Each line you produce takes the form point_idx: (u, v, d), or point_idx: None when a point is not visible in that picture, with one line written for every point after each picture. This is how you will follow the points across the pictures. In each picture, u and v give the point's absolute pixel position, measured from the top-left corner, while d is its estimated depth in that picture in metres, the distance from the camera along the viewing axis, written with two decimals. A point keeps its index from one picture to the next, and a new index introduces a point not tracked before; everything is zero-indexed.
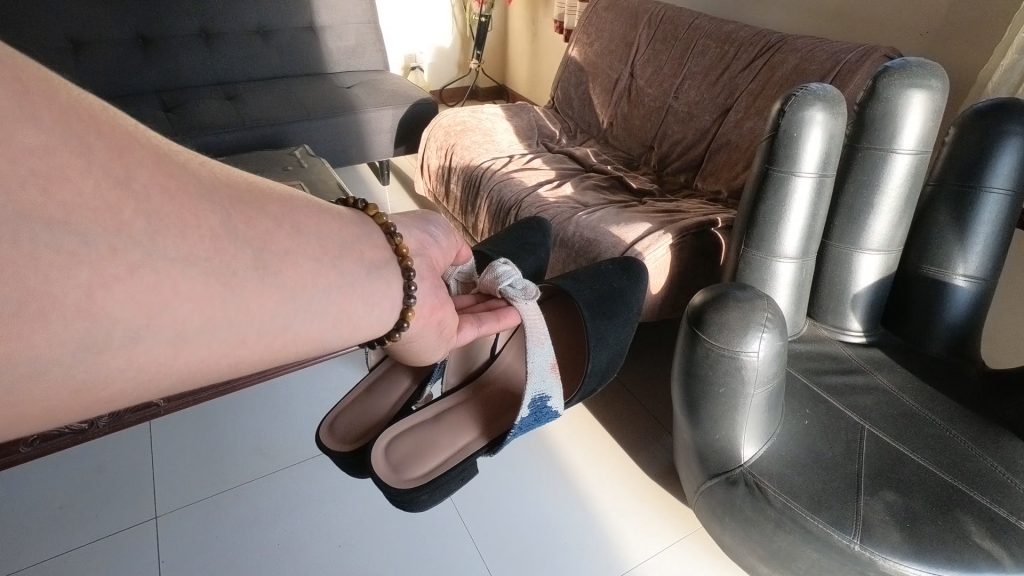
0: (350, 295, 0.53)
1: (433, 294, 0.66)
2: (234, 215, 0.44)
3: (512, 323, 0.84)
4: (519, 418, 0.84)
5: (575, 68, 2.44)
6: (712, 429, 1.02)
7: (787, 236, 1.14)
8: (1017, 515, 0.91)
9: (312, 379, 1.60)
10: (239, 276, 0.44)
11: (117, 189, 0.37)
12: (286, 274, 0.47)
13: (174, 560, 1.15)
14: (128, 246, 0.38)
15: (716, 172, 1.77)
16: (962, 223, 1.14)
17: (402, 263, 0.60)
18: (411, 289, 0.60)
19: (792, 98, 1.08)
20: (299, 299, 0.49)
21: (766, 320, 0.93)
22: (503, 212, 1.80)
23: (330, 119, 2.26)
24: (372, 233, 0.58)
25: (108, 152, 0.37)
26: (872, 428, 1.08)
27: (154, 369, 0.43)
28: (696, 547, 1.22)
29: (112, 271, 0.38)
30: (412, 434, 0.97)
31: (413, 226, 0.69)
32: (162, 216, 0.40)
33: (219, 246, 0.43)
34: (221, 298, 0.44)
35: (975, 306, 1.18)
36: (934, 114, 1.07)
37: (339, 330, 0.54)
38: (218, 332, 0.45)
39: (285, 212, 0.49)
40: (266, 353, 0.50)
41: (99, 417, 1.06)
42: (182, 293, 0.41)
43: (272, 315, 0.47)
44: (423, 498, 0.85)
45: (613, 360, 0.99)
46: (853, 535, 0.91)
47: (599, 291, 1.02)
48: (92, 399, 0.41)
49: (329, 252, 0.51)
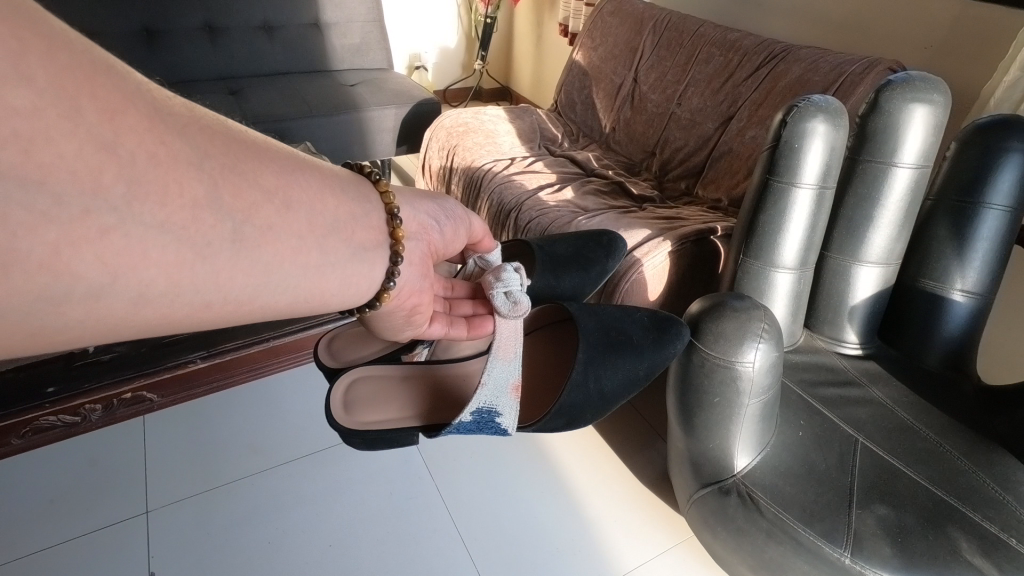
0: (328, 275, 0.54)
1: (417, 280, 0.66)
2: (223, 186, 0.44)
3: (483, 334, 0.85)
4: (456, 422, 0.79)
5: (579, 72, 2.44)
6: (704, 438, 1.02)
7: (787, 247, 1.14)
8: (1008, 533, 0.92)
9: (307, 376, 1.59)
10: (214, 247, 0.44)
11: (102, 153, 0.37)
12: (265, 249, 0.48)
13: (164, 554, 1.15)
14: (103, 210, 0.38)
15: (717, 180, 1.77)
16: (961, 238, 1.14)
17: (393, 247, 0.60)
18: (394, 274, 0.60)
19: (794, 109, 1.08)
20: (274, 274, 0.49)
21: (763, 331, 0.93)
22: (503, 214, 1.80)
23: (332, 116, 2.26)
24: (371, 214, 0.58)
25: (98, 114, 0.37)
26: (866, 441, 1.08)
27: (115, 323, 0.43)
28: (685, 555, 1.22)
29: (83, 232, 0.38)
30: (379, 383, 0.98)
31: (425, 208, 0.68)
32: (144, 183, 0.40)
33: (198, 215, 0.43)
34: (192, 267, 0.44)
35: (972, 321, 1.18)
36: (935, 129, 1.07)
37: (310, 304, 0.55)
38: (184, 296, 0.45)
39: (279, 185, 0.49)
40: (232, 318, 0.50)
41: (93, 409, 1.04)
42: (152, 258, 0.42)
43: (242, 285, 0.48)
44: (355, 441, 0.87)
45: (592, 408, 0.88)
46: (844, 548, 0.91)
47: (610, 334, 0.92)
48: (47, 343, 0.42)
49: (316, 231, 0.51)
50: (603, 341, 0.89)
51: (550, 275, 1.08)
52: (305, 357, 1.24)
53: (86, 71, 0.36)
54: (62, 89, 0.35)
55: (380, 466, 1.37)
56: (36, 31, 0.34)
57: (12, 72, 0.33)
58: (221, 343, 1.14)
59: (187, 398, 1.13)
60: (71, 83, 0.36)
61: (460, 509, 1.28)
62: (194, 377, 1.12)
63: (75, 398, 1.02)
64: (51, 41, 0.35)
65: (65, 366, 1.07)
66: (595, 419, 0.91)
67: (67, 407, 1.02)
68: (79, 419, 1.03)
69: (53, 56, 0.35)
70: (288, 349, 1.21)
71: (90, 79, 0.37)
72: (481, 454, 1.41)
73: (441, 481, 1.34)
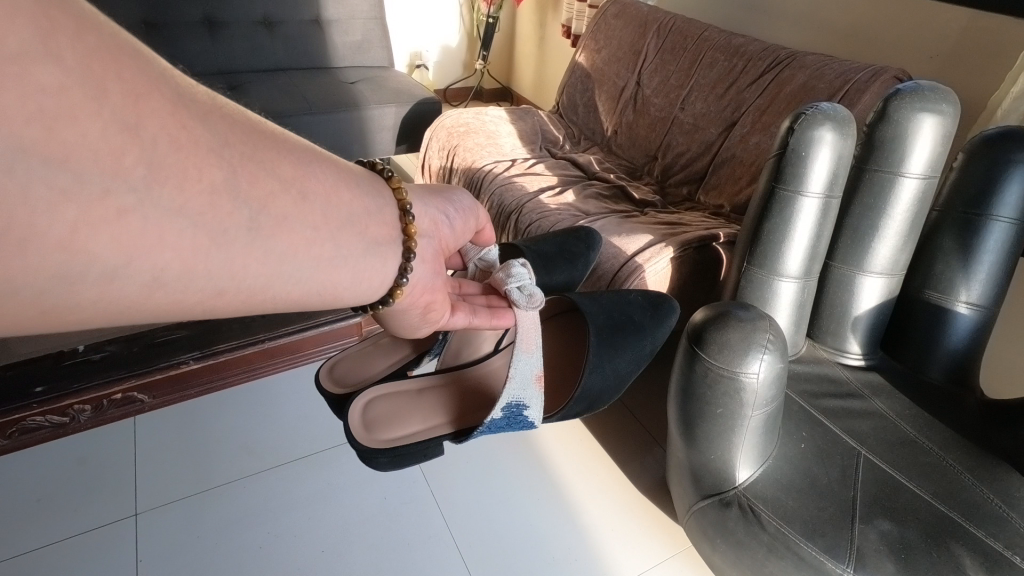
0: (340, 267, 0.52)
1: (430, 277, 0.64)
2: (241, 173, 0.42)
3: (505, 324, 0.82)
4: (489, 418, 0.81)
5: (581, 74, 2.42)
6: (706, 449, 1.00)
7: (791, 256, 1.12)
8: (1012, 550, 0.90)
9: (301, 378, 1.57)
10: (229, 234, 0.43)
11: (126, 135, 0.36)
12: (279, 240, 0.46)
13: (153, 558, 1.13)
14: (123, 192, 0.36)
15: (719, 186, 1.75)
16: (967, 250, 1.13)
17: (406, 243, 0.58)
18: (406, 270, 0.59)
19: (801, 116, 1.07)
20: (287, 264, 0.47)
21: (768, 341, 0.92)
22: (503, 216, 1.78)
23: (332, 114, 2.24)
24: (383, 207, 0.56)
25: (124, 97, 0.35)
26: (869, 453, 1.06)
27: (127, 308, 0.41)
28: (683, 567, 1.20)
29: (102, 213, 0.36)
30: (397, 398, 0.97)
31: (434, 203, 0.67)
32: (164, 167, 0.38)
33: (215, 203, 0.41)
34: (207, 253, 0.42)
35: (975, 334, 1.17)
36: (944, 140, 1.06)
37: (321, 296, 0.53)
38: (195, 283, 0.43)
39: (296, 178, 0.47)
40: (240, 307, 0.48)
41: (82, 409, 0.99)
42: (168, 243, 0.40)
43: (255, 274, 0.46)
44: (381, 460, 0.84)
45: (606, 392, 0.94)
46: (846, 564, 0.89)
47: (614, 316, 0.98)
48: (54, 324, 0.39)
49: (330, 223, 0.50)
50: (608, 327, 0.95)
51: (543, 271, 1.09)
52: (303, 359, 1.20)
53: (113, 52, 0.35)
54: (89, 68, 0.33)
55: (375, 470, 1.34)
56: (65, 9, 0.33)
57: (41, 48, 0.31)
58: (217, 343, 1.12)
59: (180, 399, 1.10)
60: (99, 63, 0.34)
61: (457, 516, 1.26)
62: (187, 377, 1.08)
63: (66, 397, 0.98)
64: (81, 22, 0.33)
65: (54, 364, 1.06)
66: (611, 400, 0.97)
67: (54, 408, 0.98)
68: (66, 419, 0.99)
69: (82, 39, 0.33)
70: (285, 350, 1.17)
71: (117, 59, 0.35)
72: (477, 457, 1.39)
73: (436, 486, 1.32)
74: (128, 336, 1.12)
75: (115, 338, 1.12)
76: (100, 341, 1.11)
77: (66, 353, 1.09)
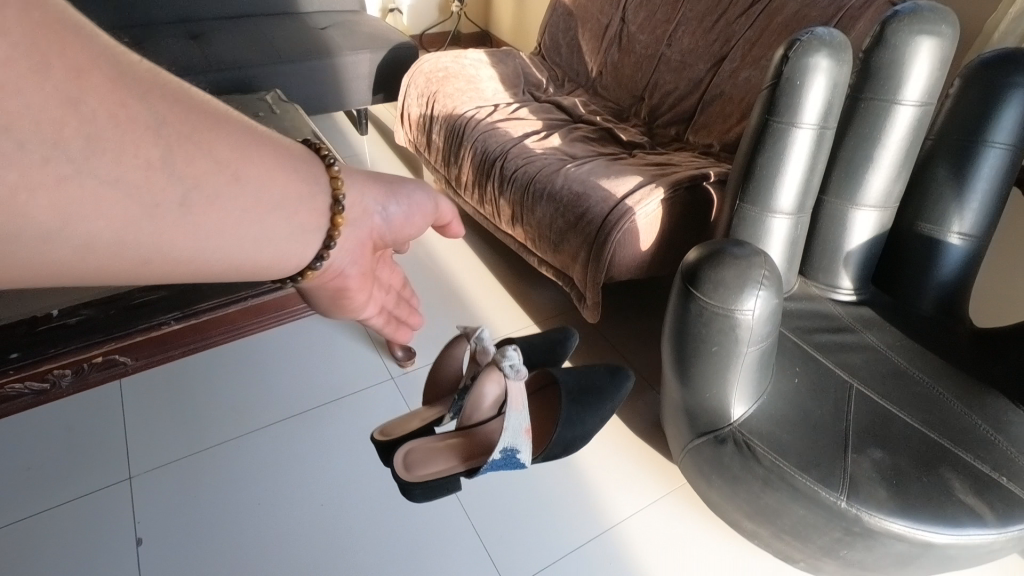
0: (271, 251, 0.46)
1: (347, 264, 0.56)
2: (177, 152, 0.37)
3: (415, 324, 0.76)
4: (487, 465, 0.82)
5: (563, 12, 2.32)
6: (702, 388, 1.00)
7: (784, 191, 1.10)
8: (999, 472, 0.93)
9: (290, 335, 1.54)
10: (160, 209, 0.38)
11: (57, 100, 0.31)
12: (207, 226, 0.41)
13: (151, 520, 1.13)
14: (48, 156, 0.32)
15: (708, 125, 1.71)
16: (961, 180, 1.11)
17: (331, 235, 0.50)
18: (323, 258, 0.51)
19: (796, 44, 1.02)
20: (217, 244, 0.42)
21: (763, 278, 0.90)
22: (487, 163, 1.70)
23: (303, 62, 2.13)
24: (317, 188, 0.48)
25: (63, 69, 0.31)
26: (861, 386, 1.07)
27: (45, 268, 0.36)
28: (679, 504, 1.23)
29: (33, 176, 0.32)
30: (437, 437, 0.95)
31: (373, 191, 0.56)
32: (103, 144, 0.33)
33: (148, 178, 0.36)
34: (136, 225, 0.37)
35: (967, 264, 1.17)
36: (941, 64, 1.03)
37: (244, 275, 0.47)
38: (126, 253, 0.38)
39: (234, 158, 0.41)
40: (167, 276, 0.43)
41: (63, 373, 0.98)
42: (102, 212, 0.35)
43: (183, 250, 0.40)
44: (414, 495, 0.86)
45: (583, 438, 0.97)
46: (841, 492, 0.91)
47: (583, 382, 1.00)
48: None
49: (262, 211, 0.43)
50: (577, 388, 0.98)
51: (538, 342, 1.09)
52: (287, 316, 1.18)
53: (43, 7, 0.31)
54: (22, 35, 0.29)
55: (370, 424, 1.33)
56: None
57: None
58: (198, 303, 1.07)
59: (163, 360, 1.07)
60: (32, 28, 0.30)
61: None
62: (167, 339, 1.05)
63: (44, 363, 0.94)
64: None
65: (29, 331, 0.97)
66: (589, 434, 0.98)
67: (33, 375, 0.95)
68: (48, 384, 0.97)
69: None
70: (268, 308, 1.15)
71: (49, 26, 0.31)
72: None
73: (432, 437, 1.32)
74: (107, 298, 1.04)
75: (92, 300, 1.03)
76: (77, 303, 1.02)
77: (41, 317, 0.99)
